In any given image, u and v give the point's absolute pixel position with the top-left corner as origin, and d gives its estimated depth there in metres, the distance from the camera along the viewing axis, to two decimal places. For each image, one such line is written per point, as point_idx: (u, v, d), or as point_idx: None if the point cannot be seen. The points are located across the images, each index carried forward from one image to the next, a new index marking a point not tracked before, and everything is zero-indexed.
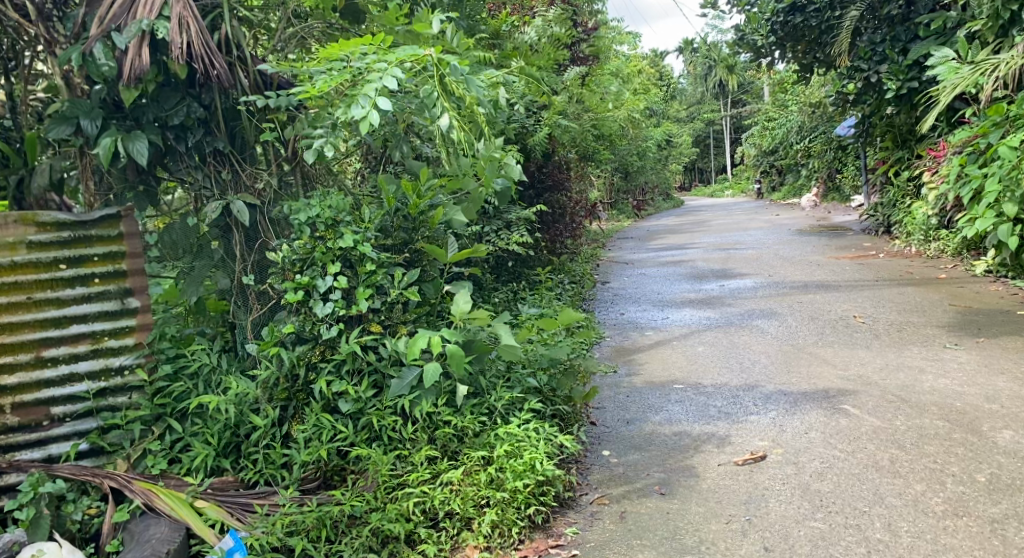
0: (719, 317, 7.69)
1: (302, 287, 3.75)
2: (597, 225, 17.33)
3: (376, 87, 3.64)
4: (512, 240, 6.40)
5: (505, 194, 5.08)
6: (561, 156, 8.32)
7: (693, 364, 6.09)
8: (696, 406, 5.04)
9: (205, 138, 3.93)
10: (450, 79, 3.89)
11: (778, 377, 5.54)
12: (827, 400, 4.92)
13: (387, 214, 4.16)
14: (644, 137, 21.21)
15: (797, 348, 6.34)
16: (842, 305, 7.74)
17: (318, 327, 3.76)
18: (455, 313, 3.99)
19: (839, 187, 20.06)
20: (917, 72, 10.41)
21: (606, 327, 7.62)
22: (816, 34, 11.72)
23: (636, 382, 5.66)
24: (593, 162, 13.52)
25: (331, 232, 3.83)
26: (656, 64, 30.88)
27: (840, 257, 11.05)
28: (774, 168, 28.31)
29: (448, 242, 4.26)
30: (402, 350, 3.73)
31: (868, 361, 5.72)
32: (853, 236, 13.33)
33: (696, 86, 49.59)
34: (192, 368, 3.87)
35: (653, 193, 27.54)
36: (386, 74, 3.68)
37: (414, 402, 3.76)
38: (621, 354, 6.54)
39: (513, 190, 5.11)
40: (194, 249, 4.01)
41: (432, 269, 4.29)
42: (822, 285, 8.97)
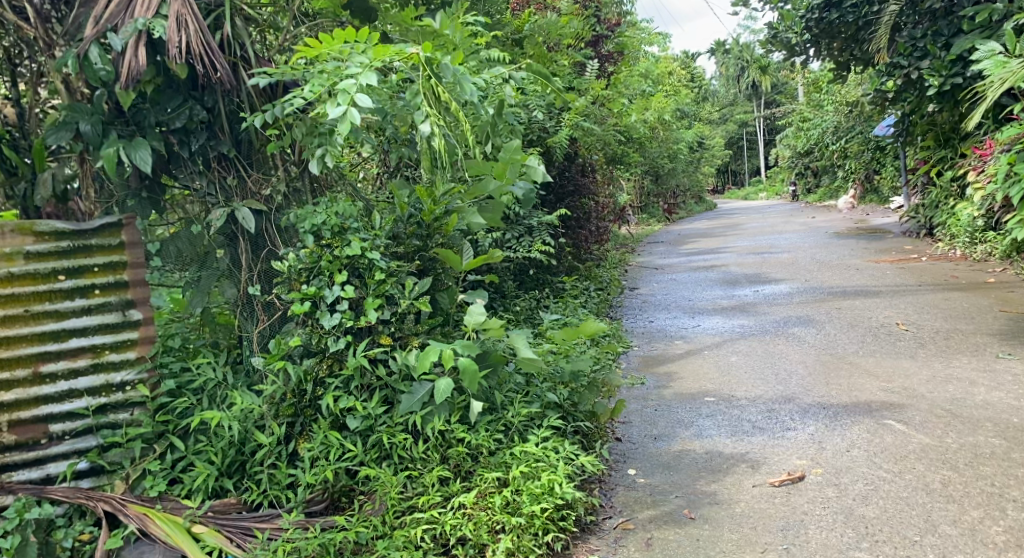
0: (754, 324, 7.39)
1: (309, 298, 3.55)
2: (626, 230, 17.04)
3: (349, 85, 3.37)
4: (534, 246, 6.18)
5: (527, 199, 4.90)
6: (586, 160, 8.06)
7: (725, 375, 5.81)
8: (729, 421, 4.76)
9: (209, 142, 3.71)
10: (435, 79, 3.60)
11: (816, 389, 5.24)
12: (871, 415, 4.62)
13: (400, 220, 4.02)
14: (675, 139, 20.88)
15: (836, 358, 6.04)
16: (884, 311, 7.40)
17: (325, 340, 3.56)
18: (467, 324, 3.78)
19: (878, 188, 19.58)
20: (960, 67, 10.02)
21: (634, 335, 7.36)
22: (853, 30, 11.31)
23: (664, 394, 5.39)
24: (621, 166, 13.24)
25: (339, 240, 3.62)
26: (687, 66, 30.54)
27: (880, 260, 10.67)
28: (809, 169, 27.78)
29: (464, 248, 4.13)
30: (413, 364, 3.53)
31: (913, 372, 5.41)
32: (893, 238, 12.91)
33: (728, 87, 49.02)
34: (196, 383, 3.65)
35: (684, 196, 27.17)
36: (363, 74, 3.41)
37: (425, 419, 3.56)
38: (650, 365, 6.26)
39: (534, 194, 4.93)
40: (198, 259, 3.79)
41: (447, 277, 4.13)
42: (862, 290, 8.61)
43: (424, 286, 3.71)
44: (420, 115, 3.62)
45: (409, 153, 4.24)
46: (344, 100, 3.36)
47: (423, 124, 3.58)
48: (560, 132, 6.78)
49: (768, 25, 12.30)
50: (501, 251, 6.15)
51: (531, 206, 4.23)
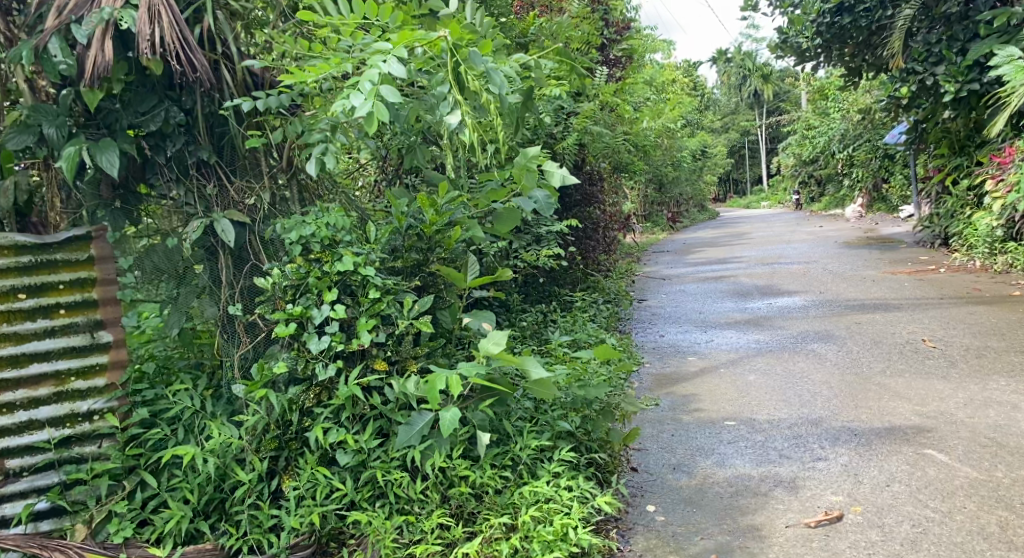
0: (771, 340, 7.02)
1: (294, 319, 3.19)
2: (631, 240, 16.69)
3: (372, 73, 3.02)
4: (542, 257, 5.82)
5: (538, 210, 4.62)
6: (594, 167, 7.72)
7: (744, 395, 5.46)
8: (754, 448, 4.40)
9: (188, 147, 3.35)
10: (469, 67, 3.23)
11: (843, 412, 4.88)
12: (908, 443, 4.27)
13: (397, 232, 3.69)
14: (679, 147, 20.53)
15: (862, 377, 5.69)
16: (907, 327, 7.05)
17: (312, 366, 3.20)
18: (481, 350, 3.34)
19: (885, 197, 19.23)
20: (977, 73, 9.66)
21: (644, 351, 7.00)
22: (865, 36, 10.97)
23: (681, 418, 5.04)
24: (626, 174, 12.90)
25: (329, 254, 3.26)
26: (690, 73, 30.27)
27: (896, 271, 10.32)
28: (813, 177, 27.46)
29: (470, 264, 3.72)
30: (412, 392, 3.16)
31: (948, 395, 5.09)
32: (906, 248, 12.58)
33: (730, 95, 48.79)
34: (171, 413, 3.28)
35: (687, 205, 26.85)
36: (387, 60, 3.06)
37: (425, 454, 3.19)
38: (664, 385, 5.88)
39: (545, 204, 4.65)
40: (176, 275, 3.43)
41: (450, 293, 3.78)
42: (881, 304, 8.26)
43: (426, 304, 3.35)
44: (449, 107, 3.27)
45: (408, 159, 3.91)
46: (366, 89, 3.02)
47: (455, 117, 3.23)
48: (568, 136, 6.47)
49: (778, 30, 11.98)
50: (507, 262, 5.79)
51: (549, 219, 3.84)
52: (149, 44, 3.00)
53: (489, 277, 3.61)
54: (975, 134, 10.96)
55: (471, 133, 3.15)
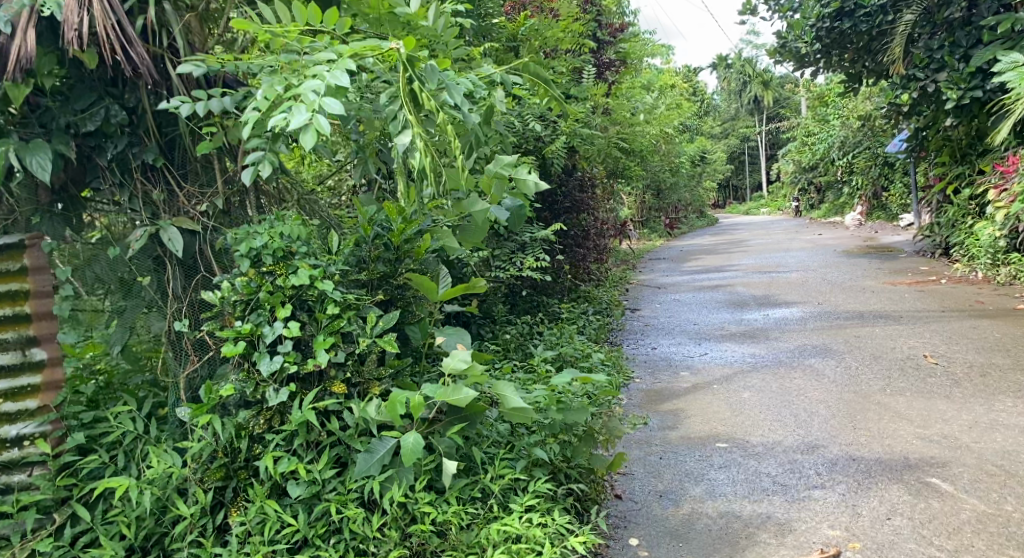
0: (767, 354, 6.75)
1: (243, 337, 2.91)
2: (627, 246, 16.42)
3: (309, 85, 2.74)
4: (526, 267, 5.57)
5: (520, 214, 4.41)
6: (585, 173, 7.45)
7: (738, 414, 5.19)
8: (746, 475, 4.15)
9: (131, 149, 3.10)
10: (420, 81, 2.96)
11: (841, 435, 4.65)
12: (909, 470, 4.03)
13: (364, 243, 3.43)
14: (678, 153, 20.24)
15: (861, 395, 5.43)
16: (907, 342, 6.79)
17: (263, 389, 2.91)
18: (444, 368, 3.09)
19: (885, 205, 18.96)
20: (980, 80, 9.39)
21: (635, 364, 6.73)
22: (865, 41, 10.72)
23: (671, 438, 4.79)
24: (621, 179, 12.63)
25: (283, 266, 2.97)
26: (689, 78, 30.04)
27: (897, 281, 10.06)
28: (812, 185, 27.20)
29: (442, 275, 3.50)
30: (373, 418, 2.89)
31: (952, 417, 4.83)
32: (906, 257, 12.31)
33: (730, 102, 48.56)
34: (110, 438, 3.01)
35: (685, 211, 26.60)
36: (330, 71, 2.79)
37: (384, 487, 2.91)
38: (655, 403, 5.61)
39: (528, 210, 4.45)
40: (120, 286, 3.15)
41: (420, 308, 3.49)
42: (881, 316, 7.99)
43: (390, 320, 3.07)
44: (398, 123, 3.01)
45: (377, 162, 3.62)
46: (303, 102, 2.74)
47: (402, 136, 2.96)
48: (557, 137, 6.19)
49: (777, 34, 11.71)
50: (489, 272, 5.52)
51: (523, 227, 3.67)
52: (76, 35, 2.76)
53: (461, 289, 3.36)
54: (977, 142, 10.71)
55: (421, 153, 2.89)
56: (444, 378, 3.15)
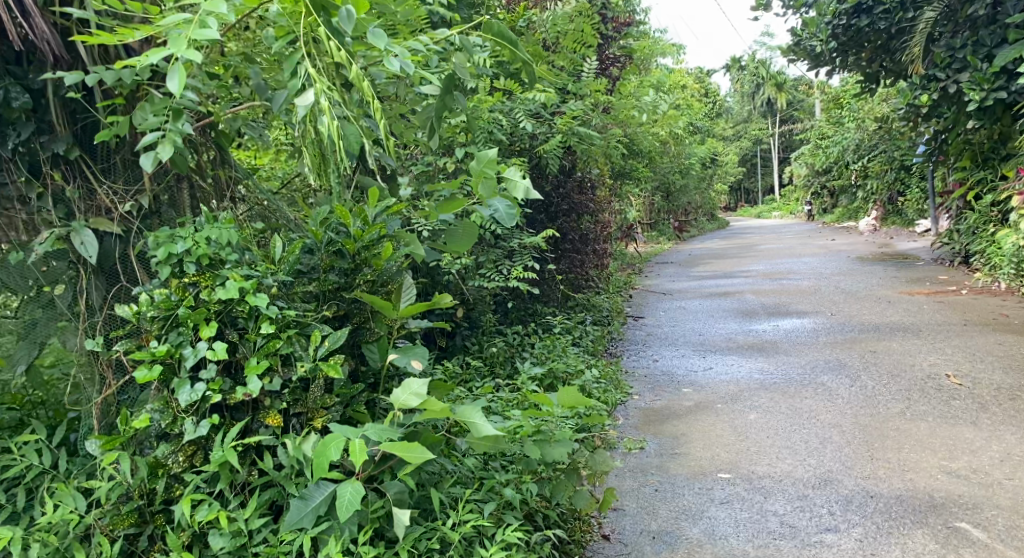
0: (776, 370, 6.29)
1: (160, 360, 2.47)
2: (634, 250, 15.97)
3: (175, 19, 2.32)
4: (514, 276, 5.20)
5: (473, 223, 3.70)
6: (584, 174, 7.01)
7: (742, 440, 4.74)
8: (751, 515, 3.71)
9: (39, 137, 2.68)
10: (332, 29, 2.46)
11: (857, 467, 4.21)
12: (934, 513, 3.62)
13: (317, 249, 2.98)
14: (689, 155, 19.74)
15: (878, 419, 4.97)
16: (927, 358, 6.33)
17: (182, 421, 2.46)
18: (394, 404, 2.64)
19: (901, 210, 18.44)
20: (1005, 80, 8.88)
21: (633, 379, 6.29)
22: (884, 40, 10.21)
23: (668, 467, 4.36)
24: (627, 182, 12.17)
25: (210, 277, 2.54)
26: (701, 79, 29.52)
27: (914, 291, 9.58)
28: (825, 189, 26.62)
29: (405, 289, 3.02)
30: (308, 458, 2.46)
31: (981, 447, 4.39)
32: (924, 264, 11.79)
33: (744, 104, 48.01)
34: (10, 474, 2.57)
35: (695, 214, 26.11)
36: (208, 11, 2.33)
37: (321, 540, 2.47)
38: (652, 423, 5.17)
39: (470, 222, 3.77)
40: (32, 294, 2.70)
41: (379, 325, 3.03)
42: (897, 329, 7.51)
43: (337, 343, 2.64)
44: (299, 80, 2.52)
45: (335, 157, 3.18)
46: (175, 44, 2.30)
47: (303, 96, 2.45)
48: (552, 134, 5.71)
49: (791, 31, 11.20)
50: (472, 282, 5.11)
51: (509, 230, 3.36)
52: None
53: (423, 307, 2.91)
54: (1001, 146, 10.17)
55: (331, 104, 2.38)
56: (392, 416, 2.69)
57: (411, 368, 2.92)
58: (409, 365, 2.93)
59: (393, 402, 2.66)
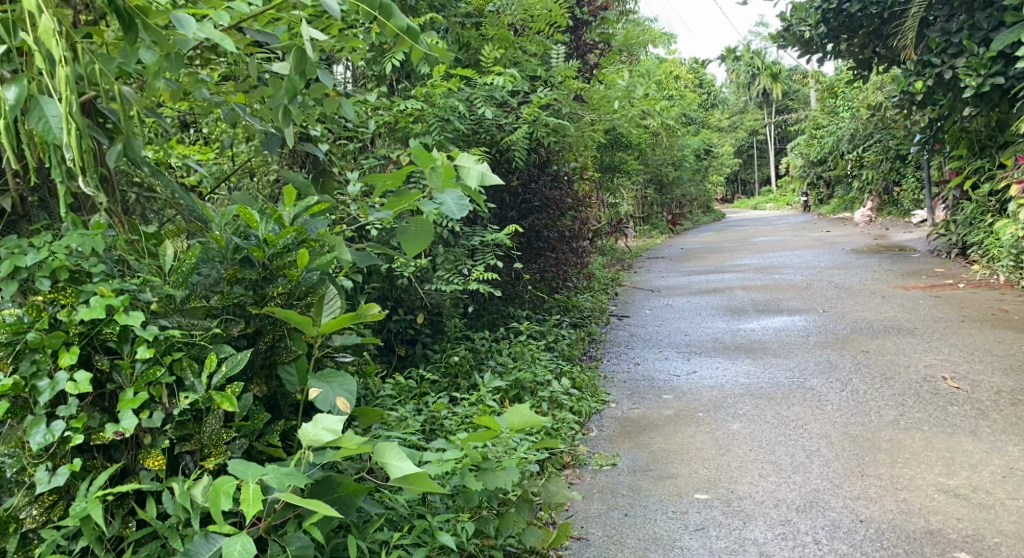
0: (763, 374, 5.91)
1: (8, 395, 2.07)
2: (624, 244, 15.60)
3: None
4: (474, 278, 4.84)
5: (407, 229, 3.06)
6: (559, 169, 6.63)
7: (722, 455, 4.37)
8: (727, 546, 3.33)
9: None
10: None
11: (847, 485, 3.84)
12: (931, 542, 3.26)
13: (219, 256, 2.62)
14: (682, 146, 19.33)
15: (870, 429, 4.61)
16: (923, 359, 5.96)
17: (34, 468, 2.07)
18: (303, 442, 2.20)
19: (897, 201, 18.11)
20: (1002, 65, 8.46)
21: (612, 385, 5.91)
22: (877, 24, 9.80)
23: (641, 487, 3.99)
24: (615, 175, 11.80)
25: (72, 293, 2.16)
26: (694, 71, 29.12)
27: (909, 285, 9.22)
28: (821, 179, 26.26)
29: (329, 305, 2.68)
30: (188, 510, 2.06)
31: (982, 460, 4.02)
32: (920, 257, 11.42)
33: (739, 95, 47.64)
34: None
35: (688, 207, 25.75)
36: None
37: None
38: (628, 435, 4.78)
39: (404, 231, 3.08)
40: None
41: (296, 343, 2.67)
42: (891, 327, 7.14)
43: (235, 369, 2.27)
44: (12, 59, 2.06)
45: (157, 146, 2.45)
46: None
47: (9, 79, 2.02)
48: (517, 126, 5.34)
49: (781, 17, 10.79)
50: (428, 286, 4.76)
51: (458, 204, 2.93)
52: None
53: (351, 318, 2.55)
54: (998, 134, 9.77)
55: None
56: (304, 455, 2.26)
57: (339, 408, 2.60)
58: (335, 407, 2.60)
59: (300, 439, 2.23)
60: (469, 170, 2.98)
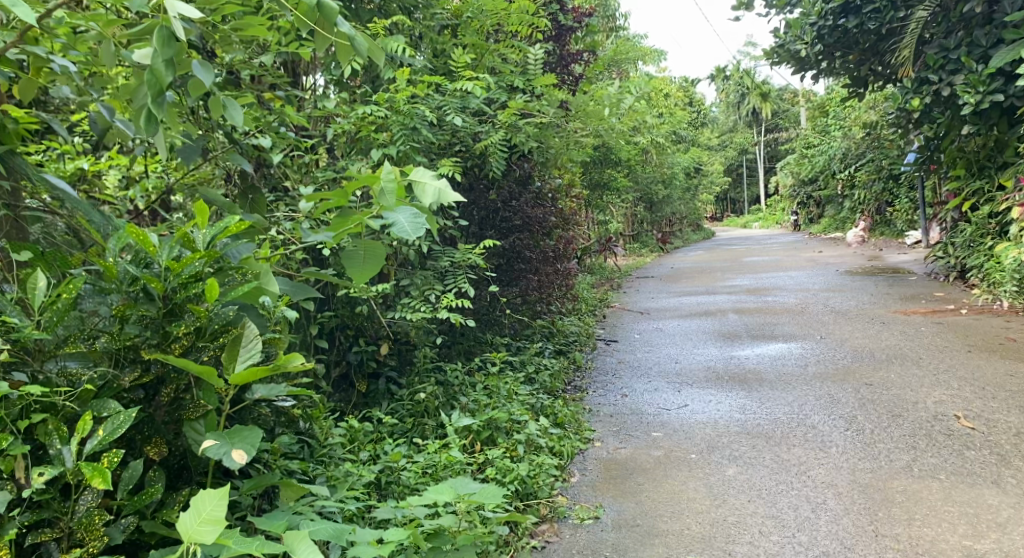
0: (759, 409, 5.45)
1: None
2: (614, 264, 15.14)
3: None
4: (441, 307, 4.41)
5: (363, 249, 2.57)
6: (540, 187, 6.20)
7: (716, 506, 3.92)
8: None
9: None
10: None
11: (859, 550, 3.40)
12: None
13: (118, 290, 2.29)
14: (672, 164, 18.90)
15: (880, 476, 4.16)
16: (932, 395, 5.50)
17: None
18: (184, 535, 1.88)
19: (890, 221, 17.74)
20: (1002, 82, 7.96)
21: (596, 418, 5.44)
22: (873, 41, 9.40)
23: (626, 547, 3.55)
24: (603, 194, 11.40)
25: None
26: (685, 88, 28.79)
27: (910, 310, 8.79)
28: (812, 198, 25.88)
29: (250, 347, 2.35)
30: None
31: (1011, 520, 3.56)
32: (917, 280, 11.00)
33: (729, 113, 47.41)
34: None
35: (679, 225, 25.34)
36: None
37: None
38: (613, 480, 4.30)
39: (367, 248, 2.57)
40: None
41: (210, 398, 2.33)
42: (894, 357, 6.69)
43: (113, 434, 2.03)
44: None
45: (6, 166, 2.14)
46: None
47: None
48: (493, 139, 4.93)
49: (774, 33, 10.40)
50: (390, 314, 4.35)
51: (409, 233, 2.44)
52: None
53: (264, 371, 2.29)
54: (997, 154, 9.37)
55: None
56: (191, 547, 1.94)
57: (231, 457, 2.19)
58: (227, 456, 2.19)
59: (181, 532, 1.90)
60: (423, 185, 2.50)
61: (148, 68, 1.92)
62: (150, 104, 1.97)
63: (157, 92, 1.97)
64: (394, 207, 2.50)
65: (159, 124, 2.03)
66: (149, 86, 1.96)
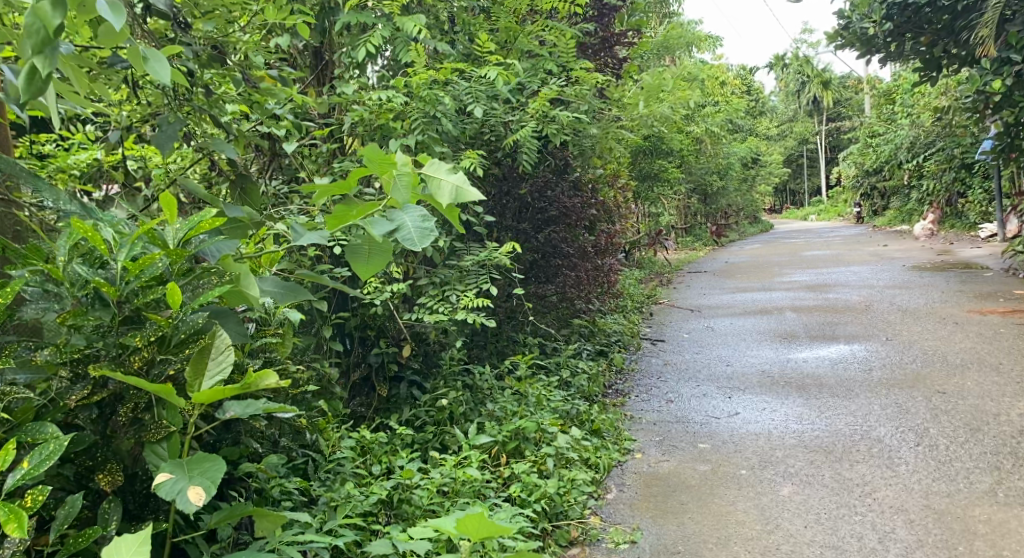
0: (820, 419, 4.98)
1: None
2: (665, 258, 14.58)
3: None
4: (464, 305, 4.06)
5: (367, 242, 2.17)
6: (579, 177, 5.77)
7: (769, 532, 3.50)
8: None
9: None
10: None
11: None
12: None
13: (64, 296, 1.99)
14: (727, 154, 18.21)
15: (963, 501, 3.68)
16: (1016, 406, 4.96)
17: None
18: None
19: (961, 212, 16.81)
20: None
21: (639, 426, 5.03)
22: (948, 19, 8.69)
23: None
24: (654, 185, 10.90)
25: None
26: (741, 76, 27.85)
27: (986, 310, 8.14)
28: (876, 189, 24.83)
29: (219, 359, 2.03)
30: None
31: None
32: (994, 276, 10.28)
33: (788, 102, 46.05)
34: None
35: (735, 217, 24.54)
36: None
37: None
38: (653, 498, 3.91)
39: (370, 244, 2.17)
40: None
41: (176, 417, 2.01)
42: (970, 362, 6.13)
43: (39, 467, 1.75)
44: None
45: None
46: None
47: None
48: (525, 126, 4.55)
49: (839, 12, 9.73)
50: (409, 313, 4.03)
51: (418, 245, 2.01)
52: None
53: (232, 389, 1.95)
54: None
55: None
56: None
57: (184, 496, 1.86)
58: (182, 496, 1.87)
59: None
60: (438, 180, 2.10)
61: (30, 10, 1.63)
62: (33, 56, 1.65)
63: (43, 42, 1.66)
64: (403, 204, 2.10)
65: (45, 83, 1.73)
66: (32, 33, 1.64)
